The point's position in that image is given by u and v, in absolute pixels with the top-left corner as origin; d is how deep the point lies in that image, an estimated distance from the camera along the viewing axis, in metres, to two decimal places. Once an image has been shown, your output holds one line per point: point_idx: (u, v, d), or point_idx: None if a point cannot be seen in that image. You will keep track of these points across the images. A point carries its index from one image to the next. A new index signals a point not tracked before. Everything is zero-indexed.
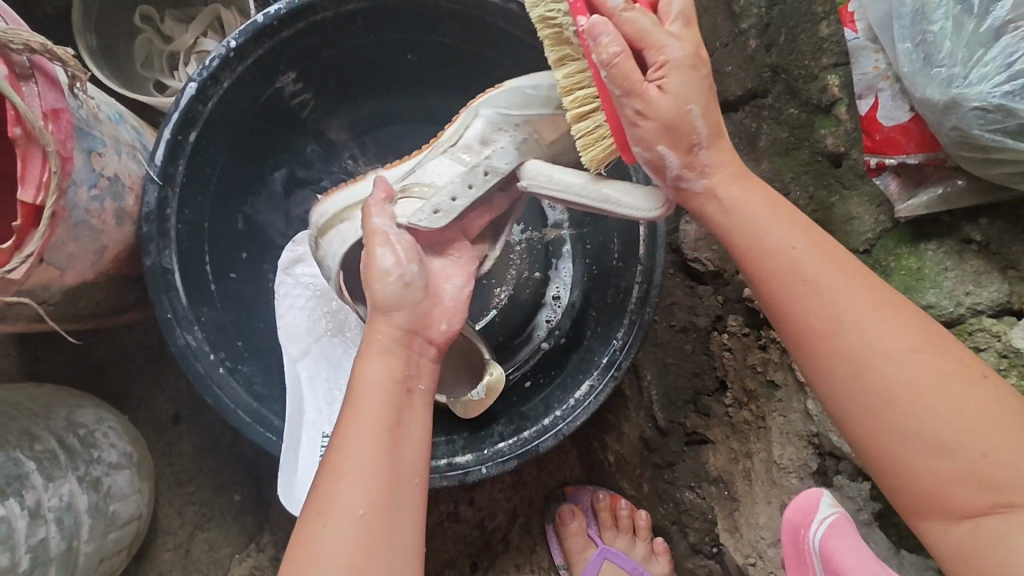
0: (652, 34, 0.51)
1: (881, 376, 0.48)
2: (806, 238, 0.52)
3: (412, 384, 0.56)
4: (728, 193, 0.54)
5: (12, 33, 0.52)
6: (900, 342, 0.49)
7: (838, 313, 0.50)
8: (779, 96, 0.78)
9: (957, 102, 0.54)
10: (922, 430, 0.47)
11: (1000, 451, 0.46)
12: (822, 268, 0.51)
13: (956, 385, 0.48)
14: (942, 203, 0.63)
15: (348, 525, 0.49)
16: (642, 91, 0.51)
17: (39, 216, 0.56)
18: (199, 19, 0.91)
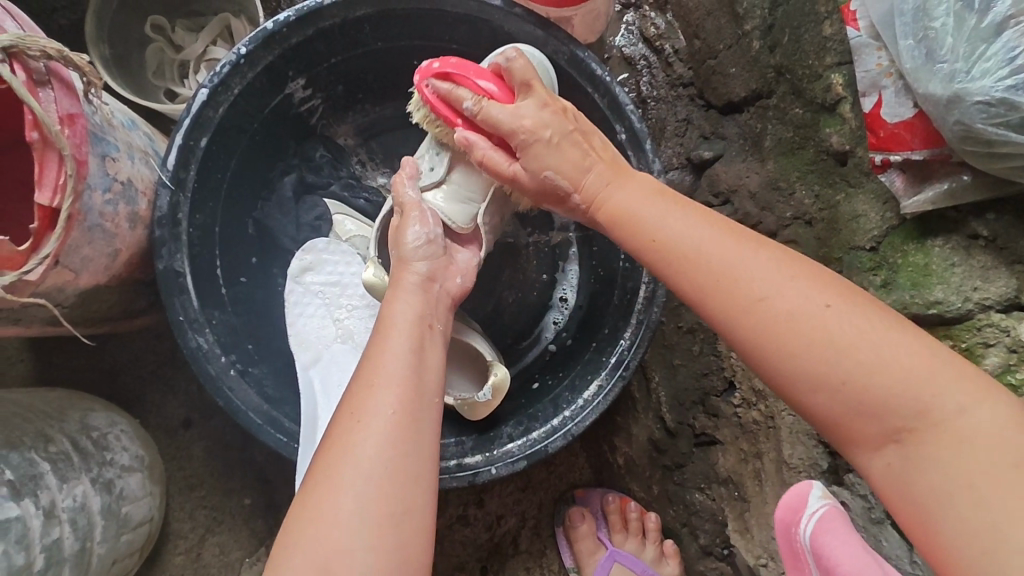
0: (502, 121, 0.60)
1: (761, 325, 0.48)
2: (675, 209, 0.54)
3: (431, 321, 0.61)
4: (599, 185, 0.58)
5: (30, 40, 0.53)
6: (771, 288, 0.48)
7: (714, 272, 0.50)
8: (783, 96, 0.79)
9: (960, 97, 0.54)
10: (814, 363, 0.46)
11: (893, 373, 0.45)
12: (694, 229, 0.52)
13: (827, 317, 0.47)
14: (947, 198, 0.63)
15: (381, 426, 0.51)
16: (511, 175, 0.62)
17: (55, 218, 0.57)
18: (209, 28, 0.92)
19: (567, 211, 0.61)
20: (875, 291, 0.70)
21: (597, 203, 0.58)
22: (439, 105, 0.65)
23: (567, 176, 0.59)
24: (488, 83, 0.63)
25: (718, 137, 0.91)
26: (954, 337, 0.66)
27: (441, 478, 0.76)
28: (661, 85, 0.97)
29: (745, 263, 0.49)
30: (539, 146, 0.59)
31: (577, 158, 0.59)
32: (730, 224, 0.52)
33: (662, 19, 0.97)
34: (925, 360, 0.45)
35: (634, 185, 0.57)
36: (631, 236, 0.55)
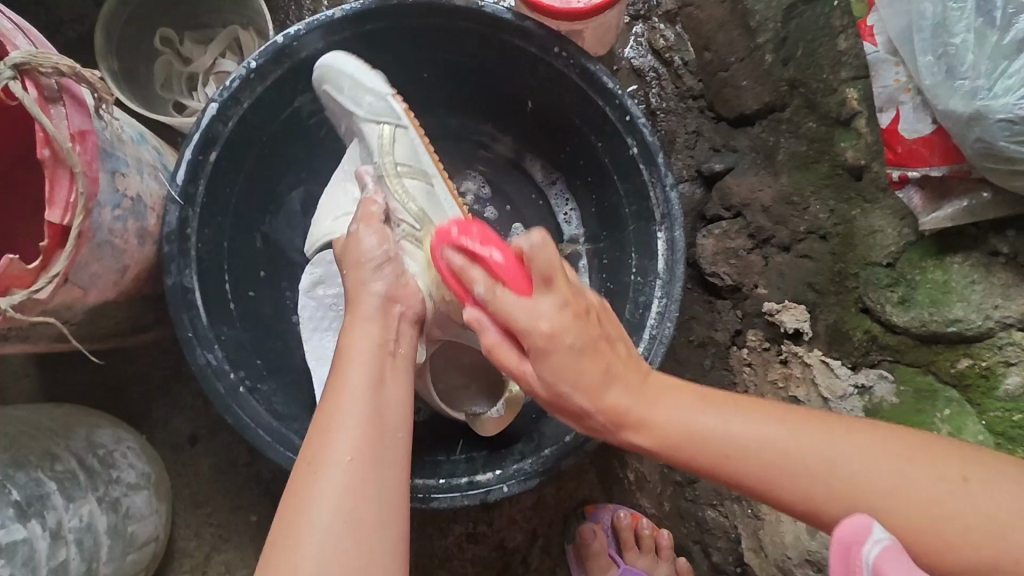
0: (516, 317, 0.52)
1: (792, 478, 0.52)
2: (709, 410, 0.54)
3: (394, 350, 0.60)
4: (654, 412, 0.54)
5: (42, 56, 0.53)
6: (823, 459, 0.51)
7: (738, 452, 0.52)
8: (797, 110, 0.79)
9: (983, 114, 0.54)
10: (841, 501, 0.51)
11: (914, 481, 0.50)
12: (741, 440, 0.52)
13: (890, 478, 0.50)
14: (967, 215, 0.65)
15: (344, 476, 0.51)
16: (520, 373, 0.55)
17: (65, 235, 0.56)
18: (218, 41, 0.92)
19: (551, 393, 0.54)
20: (892, 308, 0.70)
21: (633, 420, 0.54)
22: (451, 278, 0.57)
23: (590, 389, 0.53)
24: (497, 259, 0.54)
25: (729, 150, 0.89)
26: (974, 355, 0.66)
27: (453, 497, 0.75)
28: (671, 98, 0.95)
29: (745, 412, 0.54)
30: (558, 355, 0.52)
31: (600, 361, 0.53)
32: (727, 399, 0.55)
33: (671, 30, 0.96)
34: (944, 462, 0.51)
35: (665, 400, 0.54)
36: (673, 444, 0.53)
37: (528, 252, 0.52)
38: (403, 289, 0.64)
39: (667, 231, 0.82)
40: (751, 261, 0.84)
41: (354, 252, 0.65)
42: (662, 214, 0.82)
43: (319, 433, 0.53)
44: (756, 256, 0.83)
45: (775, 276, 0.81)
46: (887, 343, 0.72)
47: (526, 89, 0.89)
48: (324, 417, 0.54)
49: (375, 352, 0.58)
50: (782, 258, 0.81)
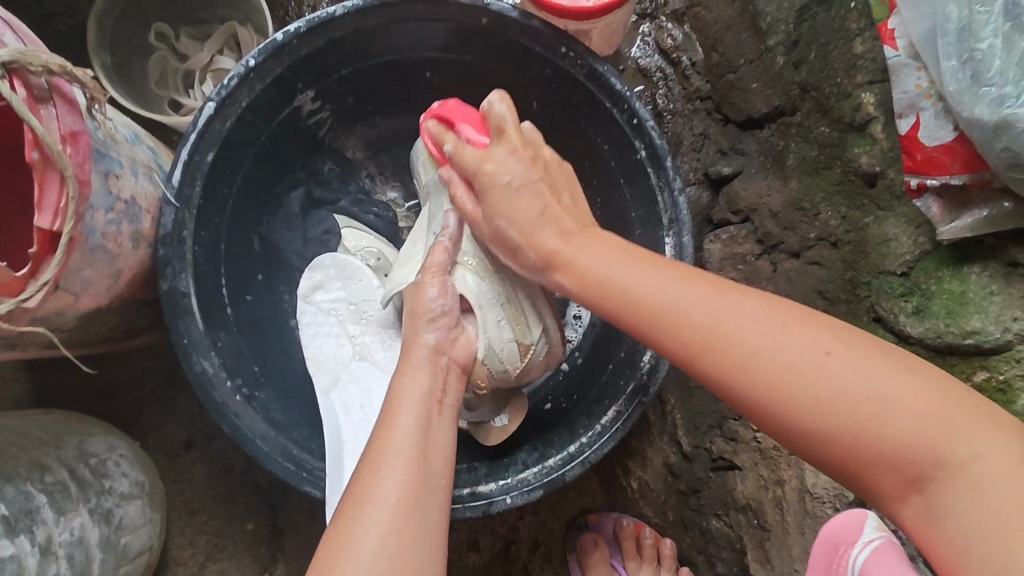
0: (472, 164, 0.64)
1: (726, 358, 0.48)
2: (687, 283, 0.51)
3: (439, 397, 0.59)
4: (580, 251, 0.57)
5: (31, 55, 0.50)
6: (766, 339, 0.47)
7: (686, 320, 0.50)
8: (808, 113, 0.77)
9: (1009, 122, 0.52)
10: (796, 387, 0.46)
11: (889, 402, 0.44)
12: (689, 300, 0.50)
13: (826, 366, 0.46)
14: (984, 225, 0.61)
15: (390, 521, 0.49)
16: (474, 216, 0.65)
17: (55, 241, 0.54)
18: (215, 36, 0.89)
19: (524, 265, 0.62)
20: (906, 318, 0.68)
21: (563, 260, 0.58)
22: (433, 146, 0.71)
23: (523, 228, 0.60)
24: (470, 128, 0.67)
25: (737, 153, 0.89)
26: (992, 368, 0.63)
27: (454, 508, 0.73)
28: (678, 99, 0.95)
29: (693, 290, 0.51)
30: (500, 191, 0.61)
31: (559, 232, 0.59)
32: (695, 272, 0.53)
33: (678, 30, 0.94)
34: (891, 367, 0.45)
35: (598, 244, 0.57)
36: (617, 308, 0.54)
37: (488, 109, 0.64)
38: (449, 340, 0.65)
39: (673, 236, 0.80)
40: (758, 266, 0.84)
41: (423, 301, 0.66)
42: (669, 219, 0.80)
43: (366, 476, 0.52)
44: (763, 262, 0.84)
45: (782, 283, 0.81)
46: None
47: (531, 91, 0.87)
48: (371, 463, 0.53)
49: (422, 401, 0.58)
50: (791, 264, 0.81)
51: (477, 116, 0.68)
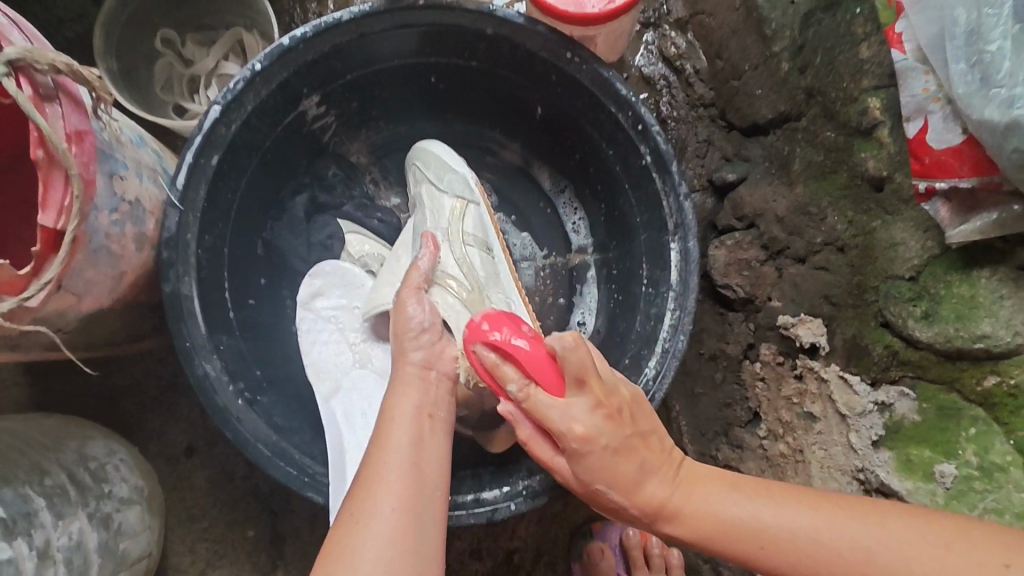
0: (556, 425, 0.54)
1: (782, 549, 0.51)
2: (717, 494, 0.54)
3: (433, 409, 0.60)
4: (641, 471, 0.55)
5: (38, 52, 0.50)
6: (796, 525, 0.51)
7: (729, 547, 0.53)
8: (814, 118, 0.77)
9: (1018, 124, 0.52)
10: (838, 563, 0.49)
11: (869, 546, 0.49)
12: (726, 510, 0.53)
13: (832, 526, 0.50)
14: (997, 228, 0.60)
15: (384, 534, 0.49)
16: (556, 464, 0.57)
17: (60, 239, 0.53)
18: (220, 42, 0.89)
19: (587, 491, 0.57)
20: (915, 323, 0.67)
21: (673, 509, 0.54)
22: (484, 374, 0.58)
23: (617, 479, 0.55)
24: (530, 349, 0.55)
25: (742, 159, 0.88)
26: (1002, 372, 0.63)
27: (457, 514, 0.72)
28: (682, 106, 0.96)
29: (744, 499, 0.53)
30: (599, 458, 0.54)
31: (641, 461, 0.55)
32: (720, 477, 0.56)
33: (683, 38, 0.96)
34: (900, 526, 0.49)
35: (651, 461, 0.55)
36: (660, 512, 0.55)
37: (560, 353, 0.53)
38: (437, 351, 0.63)
39: (680, 241, 0.80)
40: (764, 272, 0.84)
41: (410, 320, 0.64)
42: (675, 224, 0.80)
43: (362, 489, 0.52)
44: (769, 268, 0.84)
45: (789, 288, 0.81)
46: (908, 359, 0.70)
47: (536, 96, 0.87)
48: (366, 476, 0.53)
49: (417, 416, 0.58)
50: (797, 270, 0.81)
51: (540, 346, 0.56)
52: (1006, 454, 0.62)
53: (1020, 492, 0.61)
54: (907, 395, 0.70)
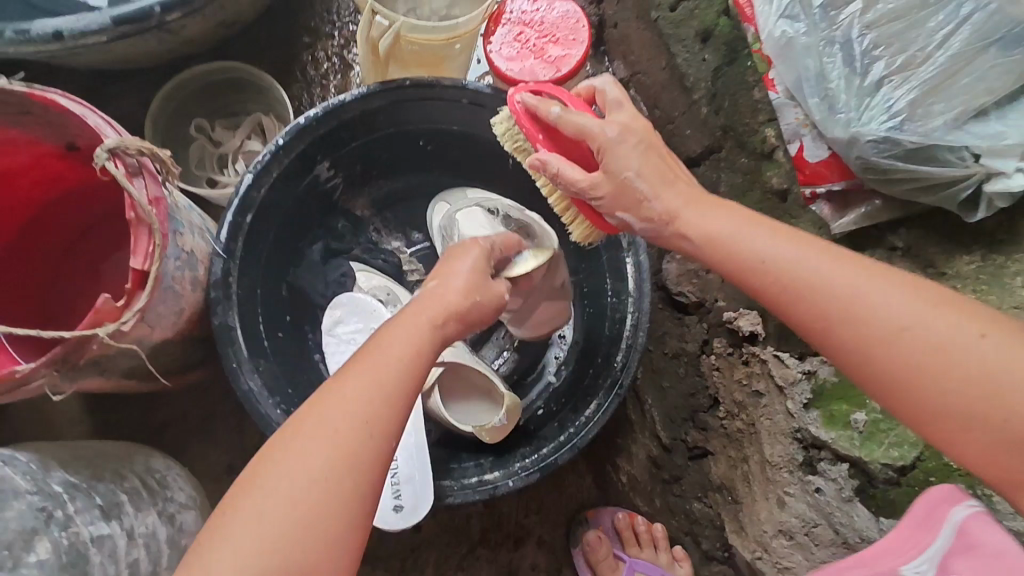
0: (592, 127, 0.68)
1: (880, 329, 0.57)
2: (851, 270, 0.59)
3: (455, 327, 0.66)
4: (768, 248, 0.61)
5: (129, 140, 0.68)
6: (902, 319, 0.56)
7: (848, 317, 0.58)
8: (730, 149, 0.96)
9: (857, 137, 0.70)
10: (906, 369, 0.56)
11: (973, 352, 0.55)
12: (855, 279, 0.58)
13: (957, 332, 0.55)
14: (866, 219, 0.79)
15: (388, 421, 0.56)
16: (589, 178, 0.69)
17: (144, 279, 0.69)
18: (244, 126, 1.09)
19: (644, 220, 0.67)
20: None
21: (795, 288, 0.60)
22: (525, 119, 0.74)
23: (673, 205, 0.66)
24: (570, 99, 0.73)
25: None
26: None
27: (465, 493, 0.86)
28: None
29: (857, 282, 0.58)
30: (623, 146, 0.66)
31: (679, 192, 0.66)
32: (853, 256, 0.60)
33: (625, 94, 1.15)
34: (1008, 340, 0.55)
35: (764, 229, 0.62)
36: (789, 288, 0.60)
37: (600, 88, 0.72)
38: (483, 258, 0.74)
39: (632, 256, 0.97)
40: (708, 279, 1.00)
41: (462, 253, 0.72)
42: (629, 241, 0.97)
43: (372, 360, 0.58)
44: (713, 275, 0.99)
45: (730, 288, 0.96)
46: None
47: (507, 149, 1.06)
48: (376, 351, 0.59)
49: (439, 320, 0.64)
50: None
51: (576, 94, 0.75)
52: None
53: None
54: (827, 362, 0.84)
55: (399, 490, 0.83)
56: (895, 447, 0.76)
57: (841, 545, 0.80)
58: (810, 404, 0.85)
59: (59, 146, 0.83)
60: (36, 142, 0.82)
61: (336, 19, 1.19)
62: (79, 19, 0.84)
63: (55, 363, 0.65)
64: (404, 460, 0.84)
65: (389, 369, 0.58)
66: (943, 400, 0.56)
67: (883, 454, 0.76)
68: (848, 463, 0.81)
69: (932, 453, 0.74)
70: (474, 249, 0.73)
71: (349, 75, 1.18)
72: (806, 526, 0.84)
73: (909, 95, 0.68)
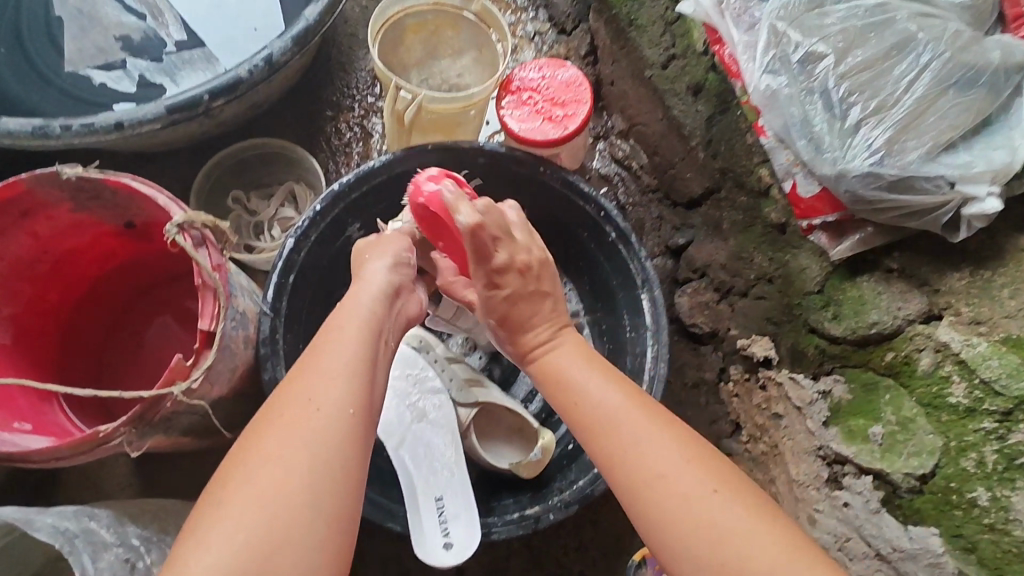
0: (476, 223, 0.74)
1: (636, 477, 0.61)
2: (619, 399, 0.66)
3: (387, 337, 0.67)
4: (581, 377, 0.70)
5: (194, 214, 0.76)
6: (665, 472, 0.60)
7: (609, 456, 0.64)
8: (730, 189, 1.04)
9: (844, 173, 0.78)
10: (678, 526, 0.58)
11: (729, 530, 0.57)
12: (618, 417, 0.65)
13: (711, 502, 0.58)
14: (862, 244, 0.86)
15: (336, 414, 0.57)
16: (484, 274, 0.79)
17: (210, 338, 0.76)
18: (278, 194, 1.17)
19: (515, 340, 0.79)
20: (829, 322, 0.90)
21: (603, 430, 0.65)
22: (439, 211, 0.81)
23: (519, 322, 0.77)
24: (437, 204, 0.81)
25: (687, 227, 1.15)
26: (896, 348, 0.85)
27: (509, 528, 0.90)
28: (635, 193, 1.23)
29: (636, 426, 0.64)
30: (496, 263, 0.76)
31: (552, 320, 0.77)
32: (632, 395, 0.67)
33: (626, 144, 1.26)
34: (760, 512, 0.58)
35: (592, 368, 0.71)
36: (580, 407, 0.68)
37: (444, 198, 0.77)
38: (410, 291, 0.75)
39: (647, 292, 1.03)
40: (720, 309, 1.07)
41: (382, 245, 0.77)
42: (642, 279, 1.04)
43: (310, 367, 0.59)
44: (724, 305, 1.07)
45: (741, 318, 1.03)
46: (833, 353, 0.92)
47: (522, 201, 1.15)
48: (312, 359, 0.61)
49: (371, 326, 0.65)
50: (744, 302, 1.03)
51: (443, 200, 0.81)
52: (913, 408, 0.82)
53: (928, 434, 0.80)
54: (839, 380, 0.91)
55: (448, 527, 0.87)
56: (914, 456, 0.81)
57: (875, 556, 0.84)
58: (829, 422, 0.91)
59: (119, 224, 0.91)
60: (98, 222, 0.90)
61: (355, 92, 1.30)
62: (137, 111, 0.94)
63: (133, 422, 0.71)
64: (451, 498, 0.90)
65: (328, 370, 0.60)
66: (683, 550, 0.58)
67: (904, 463, 0.81)
68: (872, 475, 0.85)
69: (949, 460, 0.78)
70: (395, 244, 0.77)
71: (369, 141, 1.27)
72: (840, 541, 0.87)
73: (884, 134, 0.77)
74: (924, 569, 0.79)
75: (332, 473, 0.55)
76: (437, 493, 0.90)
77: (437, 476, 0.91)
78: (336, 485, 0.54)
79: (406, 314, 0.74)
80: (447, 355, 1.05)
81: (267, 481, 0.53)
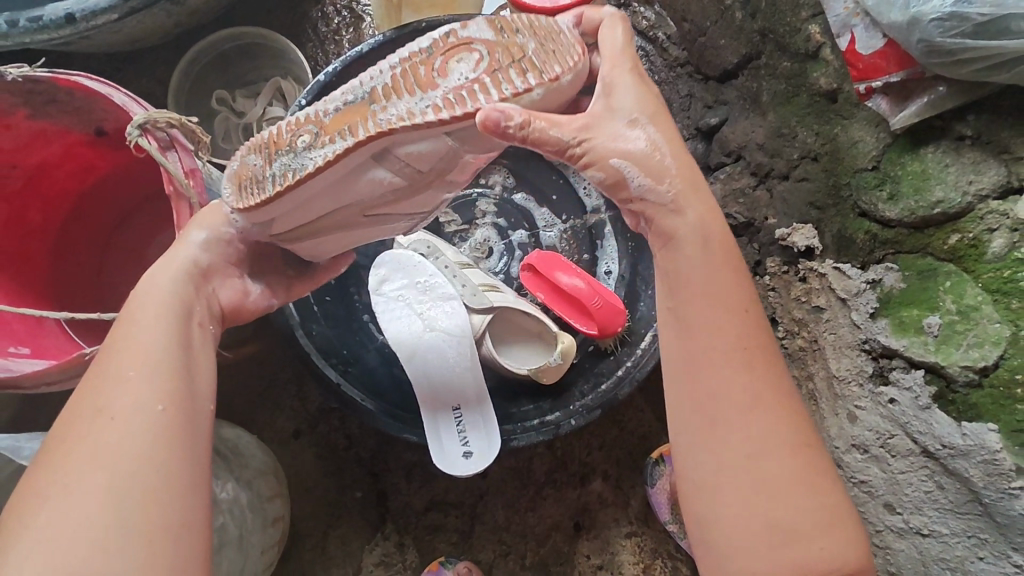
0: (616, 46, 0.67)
1: (714, 395, 0.59)
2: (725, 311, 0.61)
3: (200, 321, 0.64)
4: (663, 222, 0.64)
5: (160, 112, 0.68)
6: (748, 417, 0.58)
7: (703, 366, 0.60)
8: (771, 53, 0.91)
9: (917, 18, 0.66)
10: (738, 451, 0.58)
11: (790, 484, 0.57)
12: (720, 324, 0.60)
13: (790, 456, 0.58)
14: (929, 108, 0.75)
15: (137, 419, 0.53)
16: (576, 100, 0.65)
17: None
18: (264, 92, 1.06)
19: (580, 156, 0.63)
20: (884, 204, 0.80)
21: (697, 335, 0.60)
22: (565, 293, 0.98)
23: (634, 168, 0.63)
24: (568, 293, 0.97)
25: (720, 104, 1.02)
26: (962, 230, 0.74)
27: (529, 434, 0.93)
28: (662, 68, 1.10)
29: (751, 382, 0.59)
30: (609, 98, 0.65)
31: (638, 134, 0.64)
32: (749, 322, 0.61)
33: (650, 11, 1.11)
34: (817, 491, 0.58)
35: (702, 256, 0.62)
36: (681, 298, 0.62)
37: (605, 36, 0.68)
38: (221, 275, 0.70)
39: None
40: (757, 196, 0.96)
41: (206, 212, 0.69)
42: None
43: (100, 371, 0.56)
44: (761, 191, 0.96)
45: (780, 204, 0.93)
46: (886, 238, 0.81)
47: None
48: (100, 367, 0.56)
49: (177, 310, 0.61)
50: (784, 186, 0.92)
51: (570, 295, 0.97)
52: (978, 295, 0.72)
53: (994, 323, 0.71)
54: (892, 269, 0.81)
55: (468, 437, 0.89)
56: (975, 348, 0.72)
57: (921, 453, 0.78)
58: (877, 314, 0.82)
59: (89, 133, 0.82)
60: (65, 131, 0.81)
61: None
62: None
63: None
64: (469, 408, 0.89)
65: (123, 370, 0.55)
66: (707, 500, 0.59)
67: (962, 356, 0.73)
68: (924, 369, 0.77)
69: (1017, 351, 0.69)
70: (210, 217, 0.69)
71: (361, 27, 1.14)
72: (882, 438, 0.81)
73: None
74: (976, 466, 0.71)
75: (155, 472, 0.51)
76: (455, 403, 0.89)
77: (453, 387, 0.89)
78: (168, 461, 0.52)
79: (218, 304, 0.69)
80: (457, 260, 0.97)
81: (68, 505, 0.48)
